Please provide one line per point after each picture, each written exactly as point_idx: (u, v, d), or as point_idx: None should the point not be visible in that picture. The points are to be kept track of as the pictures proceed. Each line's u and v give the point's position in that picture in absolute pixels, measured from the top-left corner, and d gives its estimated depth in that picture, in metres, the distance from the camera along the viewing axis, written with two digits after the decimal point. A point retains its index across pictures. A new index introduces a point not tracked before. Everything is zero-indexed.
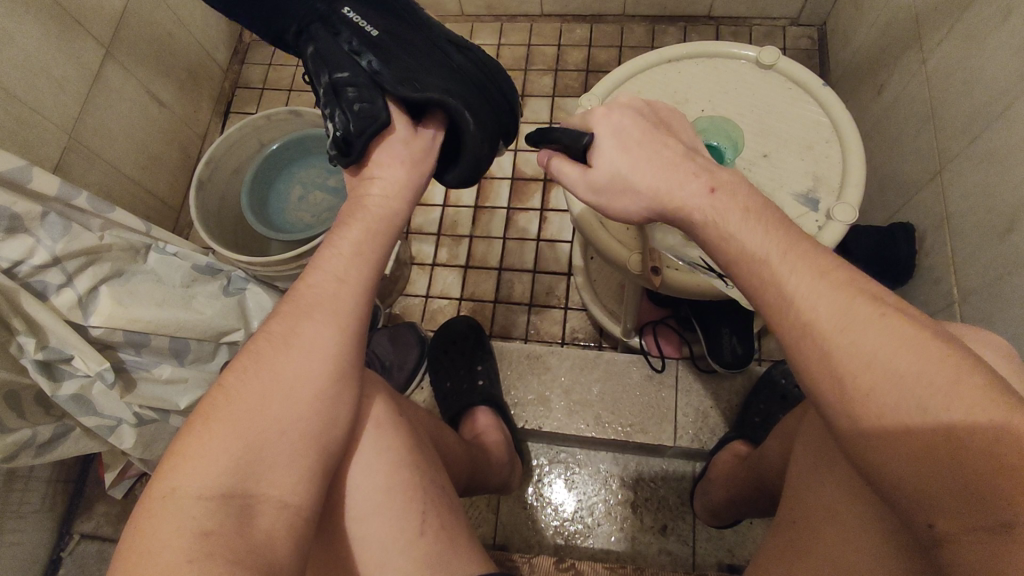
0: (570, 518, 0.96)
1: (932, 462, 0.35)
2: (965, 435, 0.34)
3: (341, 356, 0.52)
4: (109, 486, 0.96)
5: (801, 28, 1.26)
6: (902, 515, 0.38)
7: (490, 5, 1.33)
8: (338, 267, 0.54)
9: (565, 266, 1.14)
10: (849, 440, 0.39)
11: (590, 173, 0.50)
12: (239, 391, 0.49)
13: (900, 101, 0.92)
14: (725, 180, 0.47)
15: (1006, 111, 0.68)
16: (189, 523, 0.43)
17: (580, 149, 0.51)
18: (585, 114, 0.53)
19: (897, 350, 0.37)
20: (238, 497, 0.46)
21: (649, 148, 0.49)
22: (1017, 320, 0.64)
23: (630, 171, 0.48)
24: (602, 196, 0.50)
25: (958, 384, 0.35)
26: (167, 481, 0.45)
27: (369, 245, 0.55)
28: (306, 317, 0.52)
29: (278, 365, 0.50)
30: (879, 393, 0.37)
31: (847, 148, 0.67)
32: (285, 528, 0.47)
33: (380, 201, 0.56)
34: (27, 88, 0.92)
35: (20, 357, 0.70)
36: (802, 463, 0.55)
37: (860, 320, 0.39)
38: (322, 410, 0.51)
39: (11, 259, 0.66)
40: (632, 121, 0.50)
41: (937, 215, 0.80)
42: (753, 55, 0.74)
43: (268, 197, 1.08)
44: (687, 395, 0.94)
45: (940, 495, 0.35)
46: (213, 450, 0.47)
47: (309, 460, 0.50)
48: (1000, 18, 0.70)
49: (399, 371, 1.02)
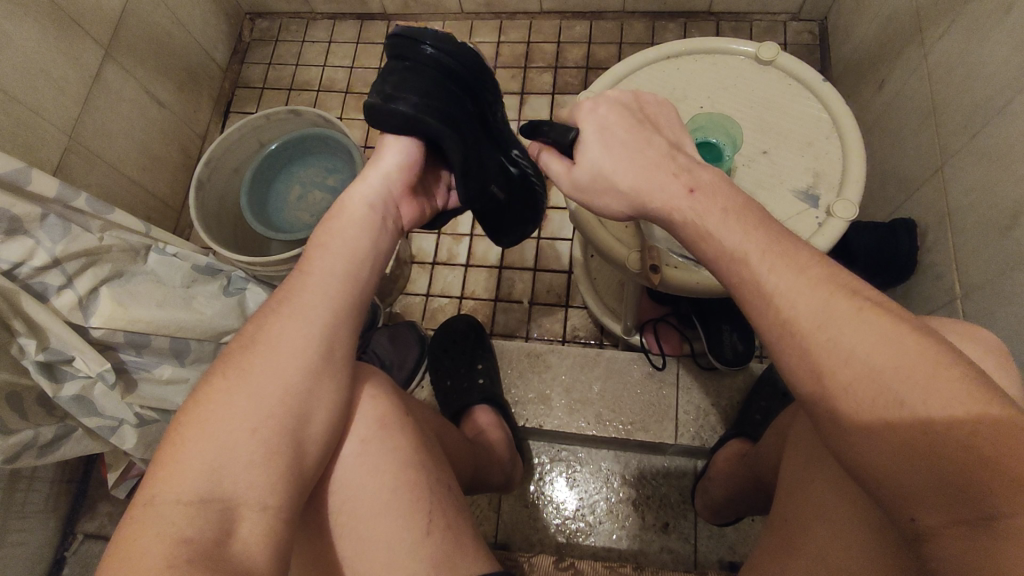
0: (572, 516, 0.96)
1: (909, 455, 0.35)
2: (942, 433, 0.34)
3: (312, 349, 0.52)
4: (111, 486, 0.95)
5: (802, 23, 1.25)
6: (885, 510, 0.37)
7: (490, 2, 1.32)
8: (313, 264, 0.55)
9: (566, 264, 1.14)
10: (835, 438, 0.39)
11: (574, 169, 0.52)
12: (212, 393, 0.50)
13: (901, 96, 0.91)
14: (723, 182, 0.47)
15: (1007, 105, 0.68)
16: (169, 529, 0.44)
17: (566, 144, 0.52)
18: (573, 109, 0.54)
19: (875, 347, 0.37)
20: (218, 502, 0.46)
21: (632, 147, 0.50)
22: (1017, 315, 0.63)
23: (612, 170, 0.50)
24: (586, 193, 0.52)
25: (937, 378, 0.35)
26: (151, 490, 0.46)
27: (343, 239, 0.56)
28: (277, 315, 0.53)
29: (248, 367, 0.51)
30: (858, 387, 0.37)
31: (847, 144, 0.67)
32: (264, 532, 0.47)
33: (347, 203, 0.58)
34: (26, 89, 0.92)
35: (22, 358, 0.70)
36: (795, 464, 0.55)
37: (837, 320, 0.39)
38: (295, 405, 0.50)
39: (11, 261, 0.66)
40: (617, 118, 0.52)
41: (938, 210, 0.80)
42: (752, 51, 0.73)
43: (268, 197, 1.08)
44: (688, 393, 0.93)
45: (919, 487, 0.35)
46: (189, 455, 0.47)
47: (285, 459, 0.49)
48: (1002, 11, 0.70)
49: (399, 370, 1.02)
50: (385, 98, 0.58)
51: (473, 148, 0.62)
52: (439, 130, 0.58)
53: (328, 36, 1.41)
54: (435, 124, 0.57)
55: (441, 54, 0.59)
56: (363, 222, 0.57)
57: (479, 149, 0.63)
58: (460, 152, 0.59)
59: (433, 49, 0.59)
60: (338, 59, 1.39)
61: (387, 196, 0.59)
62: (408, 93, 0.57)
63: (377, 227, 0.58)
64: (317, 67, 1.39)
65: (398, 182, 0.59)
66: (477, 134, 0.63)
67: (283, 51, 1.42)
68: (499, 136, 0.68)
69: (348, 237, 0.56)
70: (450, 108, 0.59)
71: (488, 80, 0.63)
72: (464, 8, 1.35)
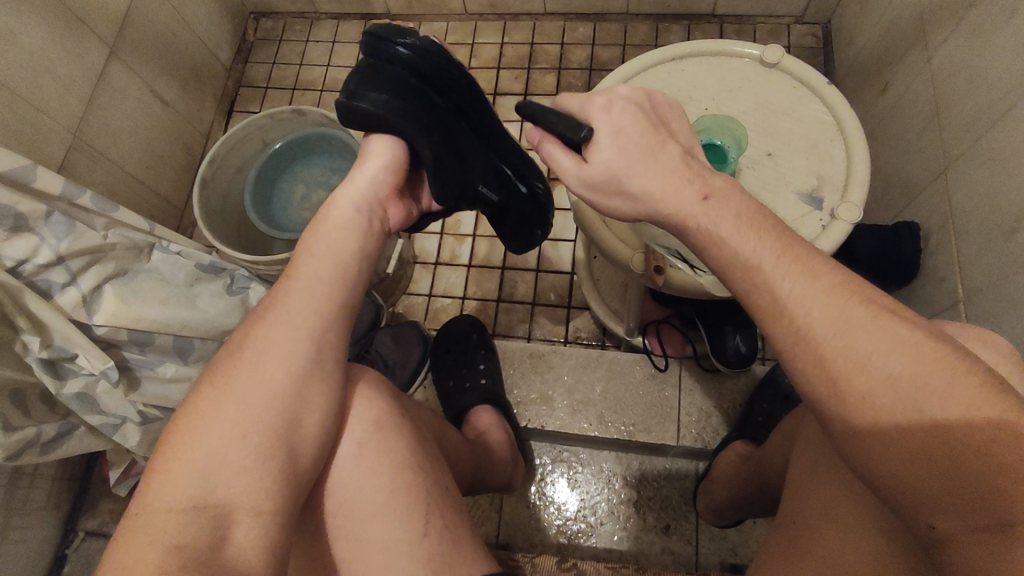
0: (573, 517, 0.96)
1: (927, 461, 0.35)
2: (961, 437, 0.34)
3: (300, 353, 0.52)
4: (114, 483, 0.94)
5: (805, 26, 1.25)
6: (900, 514, 0.38)
7: (494, 3, 1.32)
8: (300, 269, 0.55)
9: (569, 266, 1.14)
10: (850, 446, 0.39)
11: (585, 166, 0.50)
12: (200, 401, 0.50)
13: (905, 100, 0.91)
14: (731, 188, 0.47)
15: (1010, 110, 0.68)
16: (162, 538, 0.44)
17: (577, 141, 0.50)
18: (585, 104, 0.52)
19: (892, 353, 0.37)
20: (212, 508, 0.46)
21: (647, 149, 0.49)
22: (1021, 319, 0.64)
23: (626, 172, 0.49)
24: (595, 193, 0.51)
25: (953, 384, 0.35)
26: (144, 499, 0.46)
27: (328, 242, 0.56)
28: (265, 322, 0.53)
29: (237, 373, 0.51)
30: (878, 395, 0.37)
31: (851, 147, 0.67)
32: (259, 537, 0.47)
33: (331, 205, 0.58)
34: (31, 87, 0.93)
35: (26, 356, 0.70)
36: (801, 467, 0.55)
37: (855, 325, 0.39)
38: (285, 409, 0.51)
39: (15, 258, 0.67)
40: (632, 118, 0.50)
41: (942, 213, 0.80)
42: (757, 54, 0.73)
43: (272, 196, 1.08)
44: (690, 394, 0.93)
45: (936, 492, 0.35)
46: (181, 464, 0.47)
47: (278, 464, 0.49)
48: (1006, 16, 0.70)
49: (401, 369, 1.02)
50: (350, 97, 0.57)
51: (449, 147, 0.61)
52: (405, 127, 0.57)
53: (332, 35, 1.41)
54: (402, 123, 0.57)
55: (413, 54, 0.57)
56: (349, 227, 0.57)
57: (457, 148, 0.62)
58: (431, 148, 0.59)
59: (406, 50, 0.57)
60: (342, 59, 1.39)
61: (373, 198, 0.59)
62: (377, 91, 0.57)
63: (363, 231, 0.58)
64: (321, 66, 1.39)
65: (384, 185, 0.59)
66: (454, 133, 0.62)
67: (287, 51, 1.42)
68: (490, 134, 0.67)
69: (334, 242, 0.56)
70: (419, 106, 0.58)
71: (460, 72, 0.59)
72: (468, 9, 1.35)
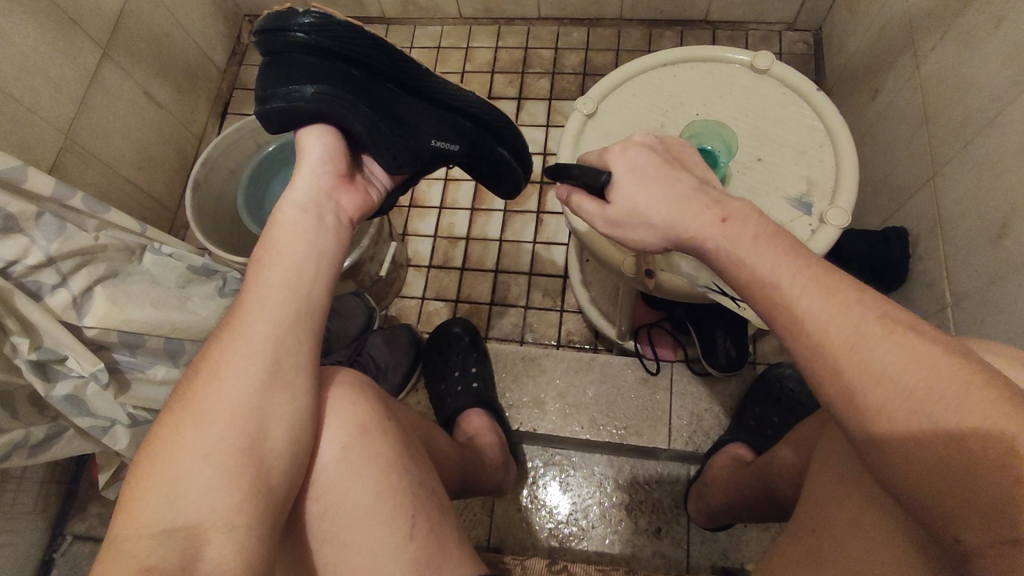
0: (565, 521, 0.97)
1: (947, 471, 0.35)
2: (974, 445, 0.34)
3: (261, 364, 0.52)
4: (102, 486, 0.93)
5: (797, 33, 1.26)
6: (928, 529, 0.37)
7: (489, 8, 1.33)
8: (252, 283, 0.56)
9: (561, 269, 1.14)
10: (874, 455, 0.38)
11: (608, 208, 0.53)
12: (167, 424, 0.50)
13: (894, 106, 0.92)
14: (737, 210, 0.48)
15: (998, 116, 0.69)
16: (136, 561, 0.44)
17: (598, 186, 0.53)
18: (603, 152, 0.55)
19: (907, 366, 0.37)
20: (184, 529, 0.46)
21: (664, 182, 0.51)
22: (1009, 323, 0.64)
23: (644, 206, 0.51)
24: (618, 228, 0.52)
25: (969, 395, 0.35)
26: (120, 524, 0.47)
27: (276, 249, 0.57)
28: (221, 339, 0.54)
29: (200, 393, 0.51)
30: (891, 404, 0.37)
31: (839, 153, 0.67)
32: (235, 550, 0.47)
33: (280, 214, 0.59)
34: (24, 87, 0.92)
35: (15, 357, 0.69)
36: (821, 476, 0.54)
37: (870, 337, 0.39)
38: (250, 423, 0.51)
39: (5, 259, 0.66)
40: (647, 159, 0.53)
41: (929, 219, 0.80)
42: (747, 59, 0.74)
43: (265, 197, 1.07)
44: (682, 397, 0.94)
45: (953, 504, 0.34)
46: (151, 486, 0.48)
47: (248, 478, 0.49)
48: (993, 24, 0.71)
49: (394, 373, 1.01)
50: (264, 97, 0.61)
51: (382, 116, 0.64)
52: (322, 111, 0.60)
53: None
54: (326, 108, 0.60)
55: (306, 35, 0.57)
56: (297, 227, 0.58)
57: (396, 116, 0.65)
58: (361, 123, 0.62)
59: (297, 33, 0.57)
60: None
61: (319, 191, 0.61)
62: (290, 86, 0.59)
63: (314, 228, 0.59)
64: None
65: (327, 175, 0.62)
66: (388, 102, 0.64)
67: None
68: (420, 85, 0.64)
69: (283, 248, 0.57)
70: (333, 84, 0.59)
71: (364, 43, 0.59)
72: (462, 13, 1.35)
